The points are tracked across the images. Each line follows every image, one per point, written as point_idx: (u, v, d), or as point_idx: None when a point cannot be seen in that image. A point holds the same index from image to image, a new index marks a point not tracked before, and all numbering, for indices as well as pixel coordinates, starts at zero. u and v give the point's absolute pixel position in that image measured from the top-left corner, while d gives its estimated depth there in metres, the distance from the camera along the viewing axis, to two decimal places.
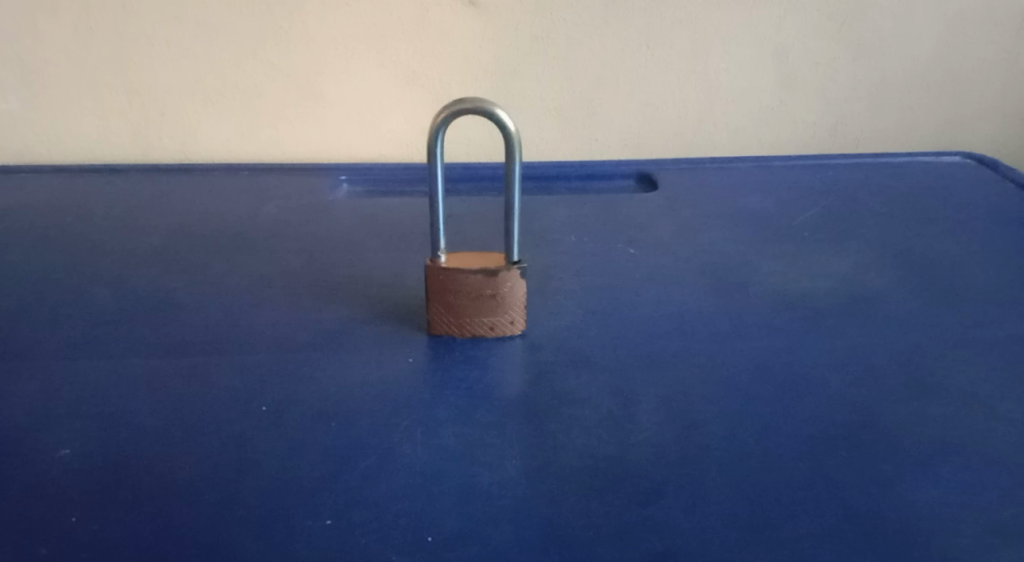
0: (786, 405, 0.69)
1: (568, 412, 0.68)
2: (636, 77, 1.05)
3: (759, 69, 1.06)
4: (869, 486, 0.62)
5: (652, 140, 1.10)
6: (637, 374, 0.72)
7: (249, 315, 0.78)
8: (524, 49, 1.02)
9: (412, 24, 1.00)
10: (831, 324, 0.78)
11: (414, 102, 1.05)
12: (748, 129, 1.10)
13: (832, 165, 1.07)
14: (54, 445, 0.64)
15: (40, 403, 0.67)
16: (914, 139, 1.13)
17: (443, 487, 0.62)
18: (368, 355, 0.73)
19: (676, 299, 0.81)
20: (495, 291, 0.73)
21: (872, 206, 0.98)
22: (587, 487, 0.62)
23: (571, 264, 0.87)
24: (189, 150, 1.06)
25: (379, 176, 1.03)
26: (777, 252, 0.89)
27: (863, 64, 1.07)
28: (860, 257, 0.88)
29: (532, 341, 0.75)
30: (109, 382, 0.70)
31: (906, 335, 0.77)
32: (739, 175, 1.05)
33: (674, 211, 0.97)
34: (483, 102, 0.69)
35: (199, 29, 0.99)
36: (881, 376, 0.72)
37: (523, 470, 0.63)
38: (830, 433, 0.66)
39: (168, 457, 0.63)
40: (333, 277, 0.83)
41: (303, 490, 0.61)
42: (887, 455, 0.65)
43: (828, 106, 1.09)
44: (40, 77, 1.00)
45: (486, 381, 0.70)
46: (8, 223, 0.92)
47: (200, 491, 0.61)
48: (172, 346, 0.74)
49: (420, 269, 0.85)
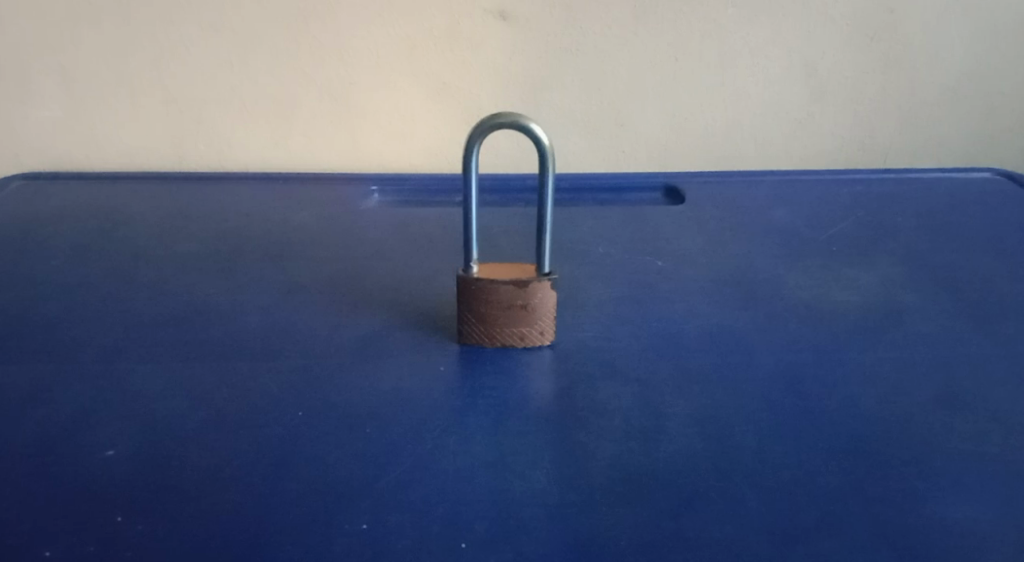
0: (815, 419, 0.69)
1: (599, 422, 0.69)
2: (664, 90, 1.06)
3: (789, 83, 1.07)
4: (899, 501, 0.63)
5: (679, 152, 1.10)
6: (666, 385, 0.72)
7: (286, 322, 0.79)
8: (553, 61, 1.04)
9: (444, 37, 1.02)
10: (860, 339, 0.78)
11: (444, 113, 1.06)
12: (776, 142, 1.11)
13: (860, 179, 1.08)
14: (101, 446, 0.66)
15: (83, 405, 0.69)
16: (943, 153, 1.13)
17: (476, 494, 0.63)
18: (400, 363, 0.74)
19: (705, 311, 0.82)
20: (525, 301, 0.74)
21: (900, 220, 0.98)
22: (618, 496, 0.63)
23: (600, 275, 0.87)
24: (225, 159, 1.07)
25: (410, 187, 1.05)
26: (805, 266, 0.89)
27: (892, 77, 1.08)
28: (889, 272, 0.89)
29: (563, 351, 0.76)
30: (150, 386, 0.71)
31: (934, 350, 0.77)
32: (767, 188, 1.05)
33: (702, 223, 0.97)
34: (516, 116, 0.70)
35: (236, 40, 1.01)
36: (910, 392, 0.72)
37: (555, 480, 0.64)
38: (859, 447, 0.67)
39: (209, 460, 0.65)
40: (365, 285, 0.85)
41: (340, 494, 0.62)
42: (916, 471, 0.65)
43: (857, 120, 1.10)
44: (82, 85, 1.03)
45: (517, 390, 0.71)
46: (52, 227, 0.94)
47: (240, 493, 0.62)
48: (210, 352, 0.75)
49: (450, 278, 0.86)
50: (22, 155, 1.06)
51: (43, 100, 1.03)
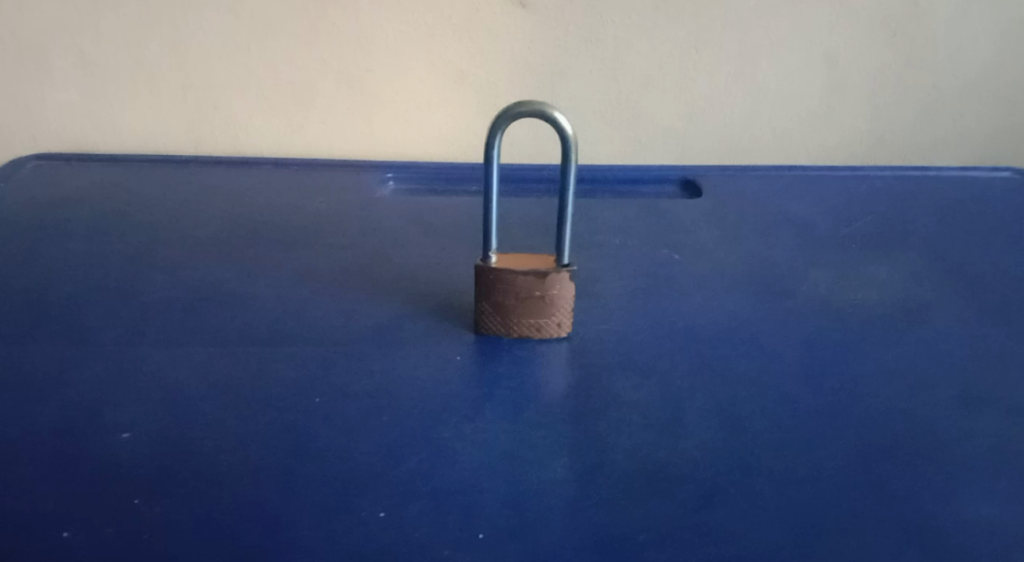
0: (835, 416, 0.69)
1: (617, 414, 0.68)
2: (682, 82, 1.06)
3: (808, 76, 1.06)
4: (922, 499, 0.62)
5: (695, 145, 1.10)
6: (684, 379, 0.72)
7: (301, 309, 0.79)
8: (571, 51, 1.03)
9: (463, 25, 1.01)
10: (879, 335, 0.78)
11: (460, 101, 1.06)
12: (795, 136, 1.10)
13: (880, 175, 1.07)
14: (119, 427, 0.66)
15: (101, 388, 0.69)
16: (962, 152, 1.12)
17: (496, 484, 0.62)
18: (416, 351, 0.74)
19: (722, 305, 0.81)
20: (544, 293, 0.74)
21: (921, 217, 0.97)
22: (638, 489, 0.62)
23: (617, 267, 0.87)
24: (240, 143, 1.07)
25: (425, 174, 1.04)
26: (825, 262, 0.89)
27: (913, 74, 1.07)
28: (910, 269, 0.88)
29: (581, 344, 0.75)
30: (166, 370, 0.71)
31: (954, 348, 0.76)
32: (786, 183, 1.04)
33: (720, 218, 0.97)
34: (539, 104, 0.69)
35: (254, 23, 1.00)
36: (931, 389, 0.72)
37: (574, 472, 0.63)
38: (880, 445, 0.66)
39: (226, 445, 0.65)
40: (382, 273, 0.84)
41: (358, 482, 0.62)
42: (939, 470, 0.64)
43: (876, 115, 1.09)
44: (100, 68, 1.02)
45: (534, 382, 0.71)
46: (69, 210, 0.94)
47: (258, 479, 0.62)
48: (226, 337, 0.75)
49: (466, 268, 0.86)
50: (37, 138, 1.06)
51: (59, 81, 1.03)
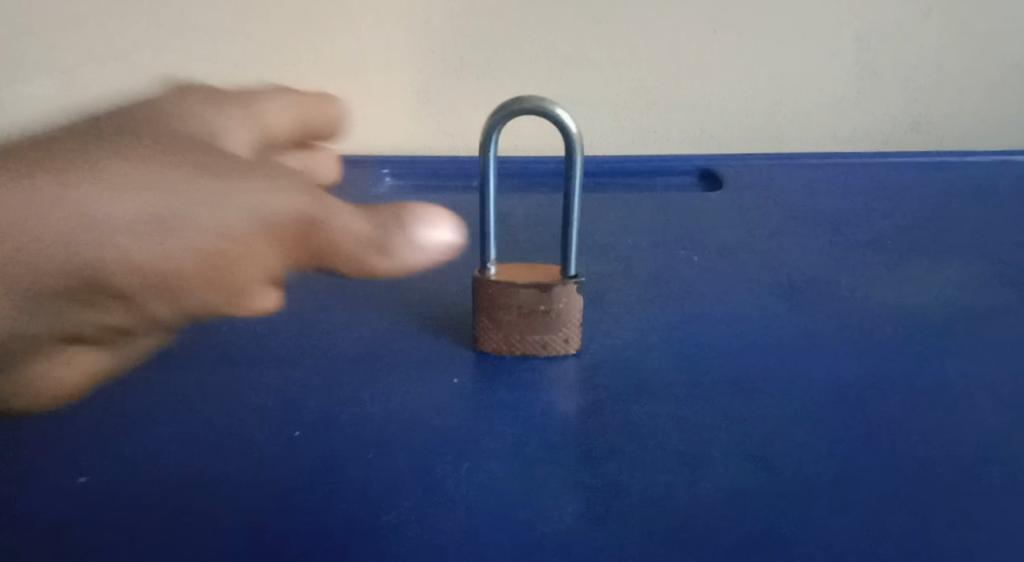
0: (876, 441, 0.61)
1: (631, 444, 0.61)
2: (699, 67, 0.98)
3: (837, 57, 0.98)
4: (978, 542, 0.55)
5: (713, 135, 1.02)
6: (705, 401, 0.65)
7: (285, 324, 0.72)
8: (580, 36, 0.96)
9: (464, 12, 0.94)
10: (920, 347, 0.70)
11: (461, 93, 0.98)
12: (821, 121, 1.02)
13: (913, 163, 0.98)
14: (73, 463, 0.59)
15: (56, 414, 0.62)
16: (1001, 138, 1.04)
17: (493, 530, 0.55)
18: (409, 373, 0.67)
19: (746, 313, 0.74)
20: (548, 307, 0.67)
21: (960, 210, 0.89)
22: (653, 535, 0.55)
23: (630, 273, 0.80)
24: None
25: (423, 170, 0.97)
26: (857, 263, 0.81)
27: (950, 53, 0.99)
28: (951, 269, 0.80)
29: (589, 361, 0.68)
30: (131, 394, 0.64)
31: (1003, 360, 0.69)
32: (812, 172, 0.96)
33: (743, 214, 0.89)
34: (540, 100, 0.62)
35: None
36: (982, 409, 0.64)
37: (582, 514, 0.56)
38: (928, 477, 0.59)
39: (192, 486, 0.58)
40: (373, 282, 0.78)
41: (338, 530, 0.55)
42: (1000, 506, 0.57)
43: (909, 98, 1.01)
44: None
45: (538, 406, 0.64)
46: None
47: (226, 527, 0.55)
48: (200, 356, 0.68)
49: (464, 276, 0.79)
50: None
51: None
